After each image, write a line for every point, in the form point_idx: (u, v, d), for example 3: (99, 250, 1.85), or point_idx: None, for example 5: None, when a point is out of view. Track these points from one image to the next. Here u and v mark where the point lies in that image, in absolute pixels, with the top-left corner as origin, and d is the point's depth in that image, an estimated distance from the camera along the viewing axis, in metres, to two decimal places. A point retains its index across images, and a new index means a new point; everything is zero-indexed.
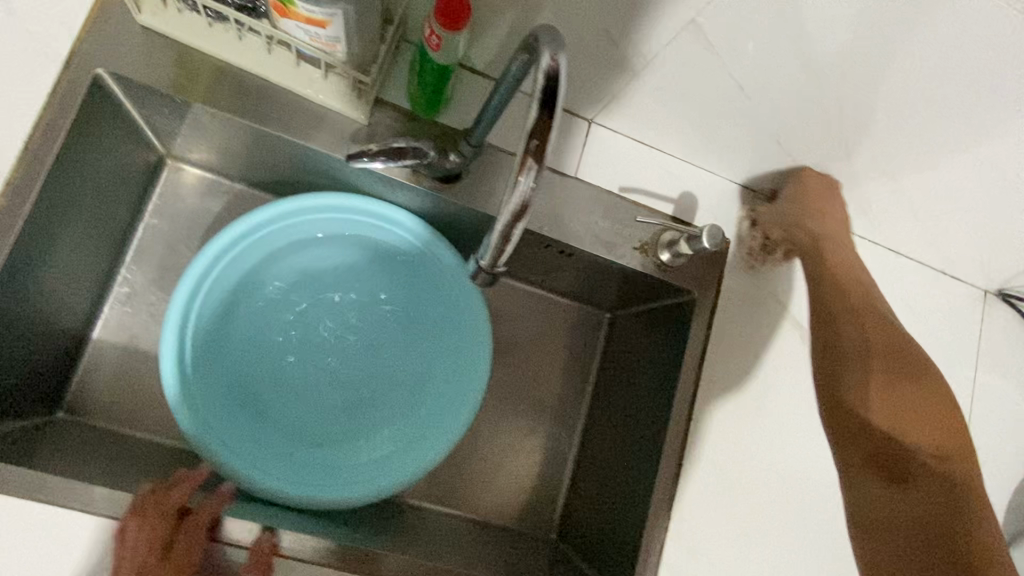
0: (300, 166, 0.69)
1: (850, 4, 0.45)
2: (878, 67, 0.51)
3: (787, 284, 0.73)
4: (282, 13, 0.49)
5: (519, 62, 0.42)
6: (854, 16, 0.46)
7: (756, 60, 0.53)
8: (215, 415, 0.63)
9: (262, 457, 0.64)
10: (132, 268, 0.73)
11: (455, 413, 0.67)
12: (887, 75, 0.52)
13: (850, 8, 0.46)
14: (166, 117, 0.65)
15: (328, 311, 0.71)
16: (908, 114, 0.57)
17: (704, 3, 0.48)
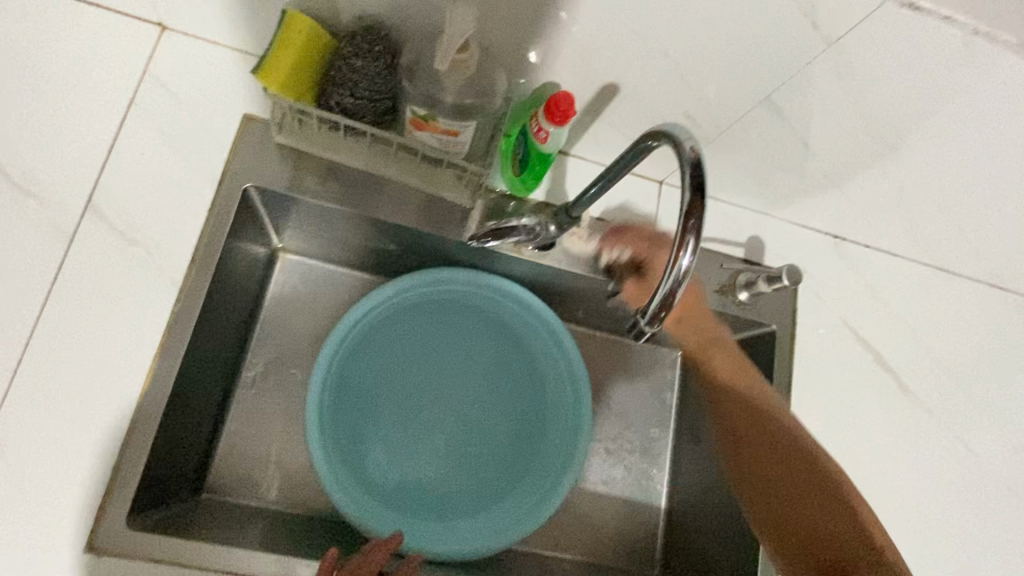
0: (408, 246, 0.78)
1: (895, 70, 0.54)
2: (921, 115, 0.59)
3: (855, 312, 0.79)
4: (419, 126, 0.58)
5: (636, 149, 0.50)
6: (901, 78, 0.55)
7: (815, 120, 0.62)
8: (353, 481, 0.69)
9: (399, 513, 0.70)
10: (254, 354, 0.80)
11: (569, 458, 0.75)
12: (930, 121, 0.60)
13: (896, 72, 0.54)
14: (290, 215, 0.74)
15: (436, 372, 0.78)
16: (949, 151, 0.64)
17: (770, 80, 0.57)
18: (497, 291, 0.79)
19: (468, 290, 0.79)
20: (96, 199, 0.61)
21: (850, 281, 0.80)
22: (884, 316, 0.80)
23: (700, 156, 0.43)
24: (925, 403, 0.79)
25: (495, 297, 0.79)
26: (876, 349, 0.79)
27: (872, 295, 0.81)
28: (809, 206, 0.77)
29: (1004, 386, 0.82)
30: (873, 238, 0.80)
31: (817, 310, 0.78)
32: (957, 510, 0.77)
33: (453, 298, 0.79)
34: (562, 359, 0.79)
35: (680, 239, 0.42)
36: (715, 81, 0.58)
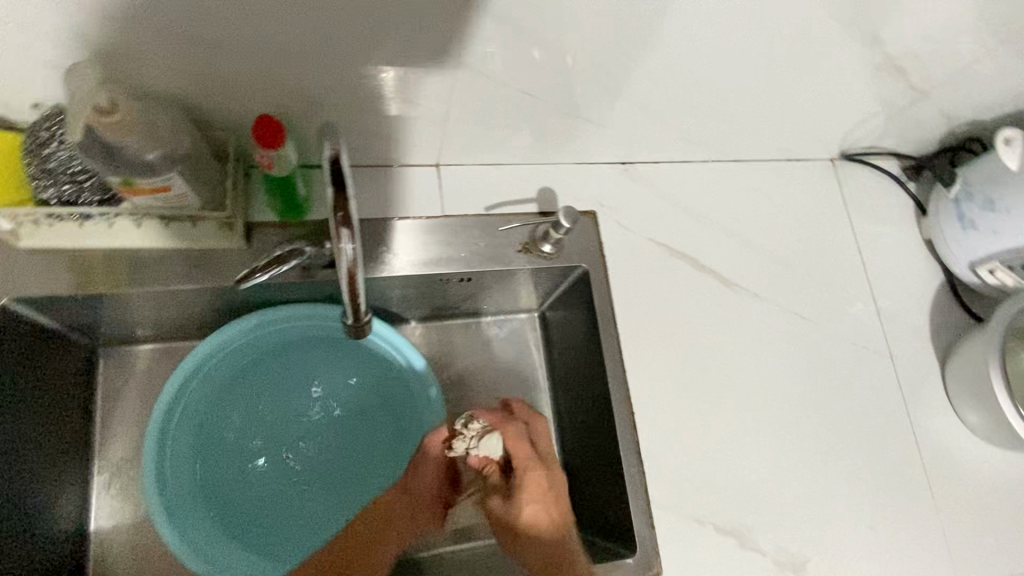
0: (217, 307, 0.76)
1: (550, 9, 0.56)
2: (607, 42, 0.61)
3: (660, 228, 0.82)
4: (130, 192, 0.57)
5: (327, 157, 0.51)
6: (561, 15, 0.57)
7: (519, 70, 0.63)
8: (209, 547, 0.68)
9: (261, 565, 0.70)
10: (102, 455, 0.79)
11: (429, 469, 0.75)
12: (621, 45, 0.62)
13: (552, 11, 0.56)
14: (81, 314, 0.72)
15: (284, 413, 0.79)
16: (662, 67, 0.66)
17: (446, 48, 0.58)
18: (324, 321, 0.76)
19: (299, 326, 0.76)
20: None
21: (648, 200, 0.82)
22: (691, 223, 0.83)
23: (340, 149, 0.45)
24: (748, 290, 0.82)
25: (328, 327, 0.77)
26: (690, 256, 0.81)
27: (673, 207, 0.83)
28: (580, 146, 0.78)
29: (818, 251, 0.86)
30: (658, 153, 0.83)
31: (623, 239, 0.80)
32: (802, 377, 0.80)
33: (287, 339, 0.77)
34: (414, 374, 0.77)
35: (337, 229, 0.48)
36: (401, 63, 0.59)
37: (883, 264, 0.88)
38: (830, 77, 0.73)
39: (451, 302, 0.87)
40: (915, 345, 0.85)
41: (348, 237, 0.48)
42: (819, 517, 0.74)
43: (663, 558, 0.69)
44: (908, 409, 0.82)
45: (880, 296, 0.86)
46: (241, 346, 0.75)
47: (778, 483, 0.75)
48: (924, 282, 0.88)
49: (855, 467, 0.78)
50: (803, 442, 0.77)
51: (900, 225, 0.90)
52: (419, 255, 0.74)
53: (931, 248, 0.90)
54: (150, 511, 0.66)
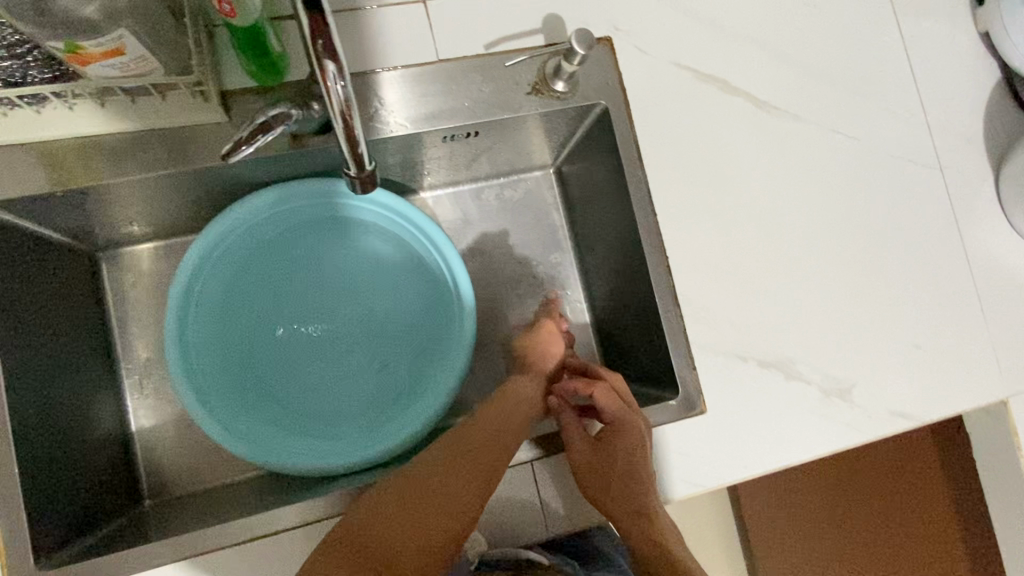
0: (210, 192, 0.70)
1: None
2: None
3: (684, 49, 0.72)
4: (82, 61, 0.50)
5: None
6: None
7: None
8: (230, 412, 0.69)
9: (277, 436, 0.69)
10: (128, 358, 0.77)
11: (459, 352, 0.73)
12: None
13: None
14: (70, 216, 0.67)
15: (312, 292, 0.75)
16: None
17: None
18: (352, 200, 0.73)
19: (326, 205, 0.73)
20: None
21: (668, 18, 0.72)
22: (718, 40, 0.73)
23: None
24: (785, 111, 0.74)
25: (338, 202, 0.73)
26: (719, 79, 0.73)
27: (697, 23, 0.73)
28: None
29: (860, 58, 0.77)
30: None
31: (643, 66, 0.71)
32: (845, 200, 0.74)
33: (299, 220, 0.74)
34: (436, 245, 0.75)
35: (321, 65, 0.42)
36: None
37: (933, 66, 0.79)
38: None
39: (460, 165, 0.81)
40: (968, 154, 0.78)
41: (335, 75, 0.42)
42: (865, 341, 0.72)
43: (707, 396, 0.68)
44: (958, 223, 0.76)
45: (930, 104, 0.78)
46: (267, 220, 0.72)
47: (823, 313, 0.72)
48: (977, 82, 0.79)
49: (903, 288, 0.74)
50: (846, 269, 0.73)
51: (953, 18, 0.80)
52: (419, 111, 0.67)
53: (987, 40, 0.80)
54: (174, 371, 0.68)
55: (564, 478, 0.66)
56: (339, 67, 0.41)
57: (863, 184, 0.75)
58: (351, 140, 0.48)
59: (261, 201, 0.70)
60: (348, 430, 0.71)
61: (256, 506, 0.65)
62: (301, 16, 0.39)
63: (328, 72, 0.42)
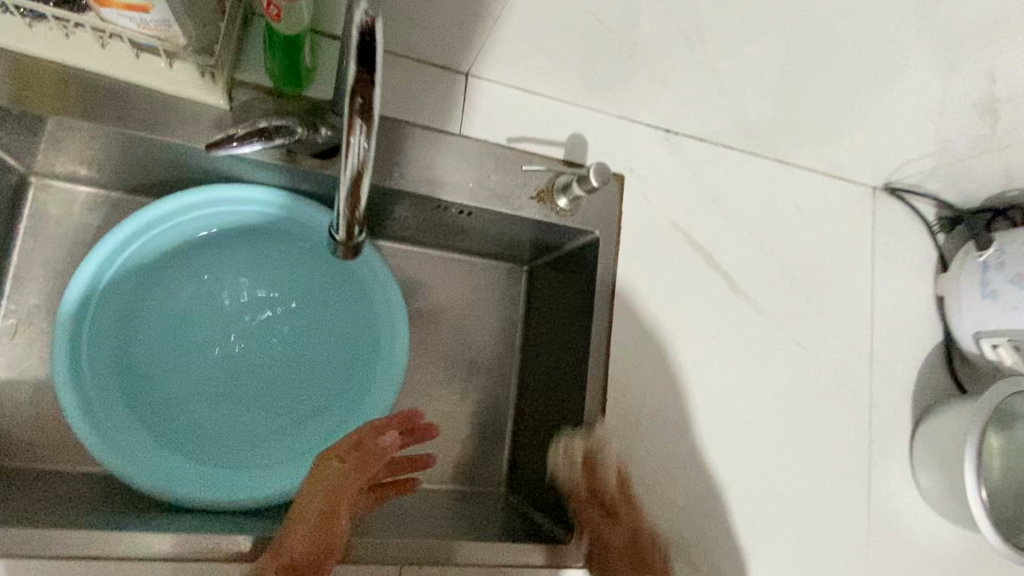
0: (182, 165, 0.67)
1: None
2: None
3: (683, 210, 0.75)
4: (100, 3, 0.47)
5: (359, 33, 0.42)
6: None
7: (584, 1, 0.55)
8: (102, 398, 0.62)
9: (142, 440, 0.62)
10: (15, 297, 0.69)
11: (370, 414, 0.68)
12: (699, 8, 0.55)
13: None
14: (16, 135, 0.62)
15: (244, 301, 0.71)
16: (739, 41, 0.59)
17: None
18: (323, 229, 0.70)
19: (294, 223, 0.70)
20: None
21: (678, 178, 0.75)
22: (717, 214, 0.76)
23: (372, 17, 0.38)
24: (755, 301, 0.77)
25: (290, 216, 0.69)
26: (705, 250, 0.76)
27: (702, 193, 0.76)
28: (628, 100, 0.70)
29: (832, 279, 0.82)
30: (702, 131, 0.75)
31: (643, 213, 0.73)
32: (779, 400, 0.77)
33: (234, 224, 0.69)
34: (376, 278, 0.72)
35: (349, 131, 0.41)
36: None
37: (889, 307, 0.84)
38: (900, 101, 0.68)
39: (440, 233, 0.79)
40: (896, 398, 0.82)
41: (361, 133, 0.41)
42: (754, 544, 0.73)
43: (595, 552, 0.67)
44: (870, 460, 0.80)
45: (879, 341, 0.83)
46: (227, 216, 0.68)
47: (725, 502, 0.73)
48: (921, 337, 0.85)
49: (807, 503, 0.76)
50: (759, 469, 0.75)
51: (917, 273, 0.86)
52: (420, 174, 0.65)
53: (939, 303, 0.87)
54: (58, 335, 0.61)
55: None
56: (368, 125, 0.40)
57: (800, 390, 0.78)
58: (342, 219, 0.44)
59: (226, 192, 0.66)
60: (221, 460, 0.65)
61: (91, 519, 0.58)
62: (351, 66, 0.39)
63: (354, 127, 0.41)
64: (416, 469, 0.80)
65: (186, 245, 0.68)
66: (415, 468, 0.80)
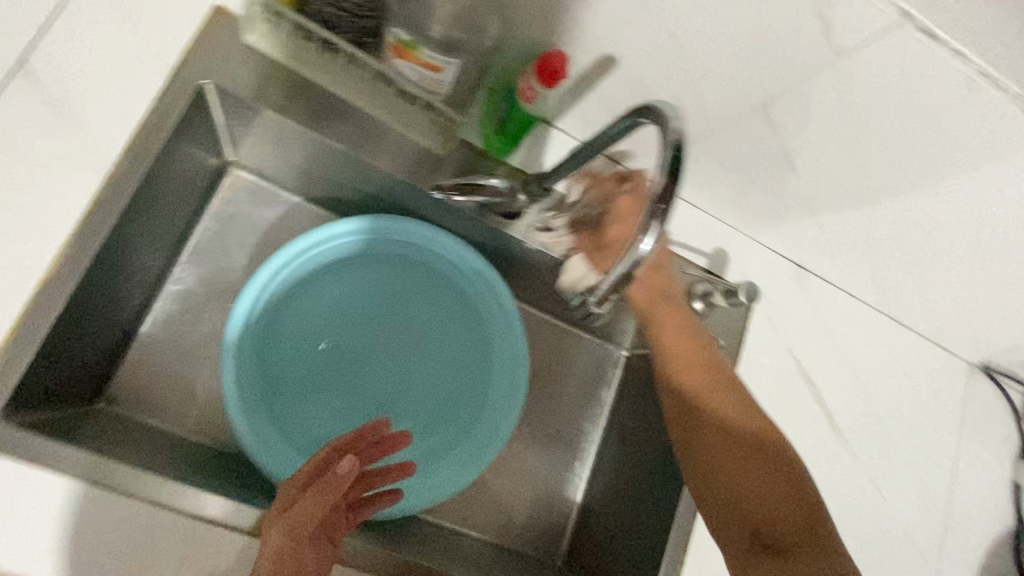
0: (375, 192, 0.74)
1: (864, 106, 0.55)
2: (889, 158, 0.60)
3: (800, 340, 0.79)
4: (399, 57, 0.54)
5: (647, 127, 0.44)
6: (867, 117, 0.56)
7: (786, 140, 0.62)
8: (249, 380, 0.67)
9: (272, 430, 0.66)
10: (185, 267, 0.75)
11: (473, 455, 0.72)
12: (887, 166, 0.61)
13: (865, 109, 0.55)
14: (251, 130, 0.70)
15: (380, 324, 0.76)
16: (905, 200, 0.66)
17: (757, 91, 0.57)
18: (471, 278, 0.77)
19: (447, 266, 0.77)
20: (32, 58, 0.55)
21: (802, 312, 0.80)
22: (830, 351, 0.81)
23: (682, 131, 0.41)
24: (851, 444, 0.79)
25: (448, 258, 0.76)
26: (814, 382, 0.79)
27: (821, 331, 0.81)
28: (778, 231, 0.77)
29: (923, 439, 0.84)
30: (832, 273, 0.81)
31: (765, 334, 0.78)
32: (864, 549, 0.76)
33: (385, 252, 0.77)
34: (503, 322, 0.77)
35: (644, 221, 0.42)
36: (703, 76, 0.57)
37: (969, 481, 0.86)
38: None
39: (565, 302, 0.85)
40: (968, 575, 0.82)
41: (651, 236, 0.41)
42: None
43: None
44: None
45: (960, 510, 0.84)
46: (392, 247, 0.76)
47: None
48: (994, 518, 0.86)
49: None
50: None
51: (999, 453, 0.89)
52: None
53: (1017, 489, 0.88)
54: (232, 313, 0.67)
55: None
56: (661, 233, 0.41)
57: (883, 542, 0.77)
58: (608, 291, 0.44)
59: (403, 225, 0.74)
60: None
61: (229, 493, 0.61)
62: (657, 179, 0.41)
63: (648, 229, 0.41)
64: (489, 523, 0.82)
65: (347, 262, 0.76)
66: (488, 522, 0.82)
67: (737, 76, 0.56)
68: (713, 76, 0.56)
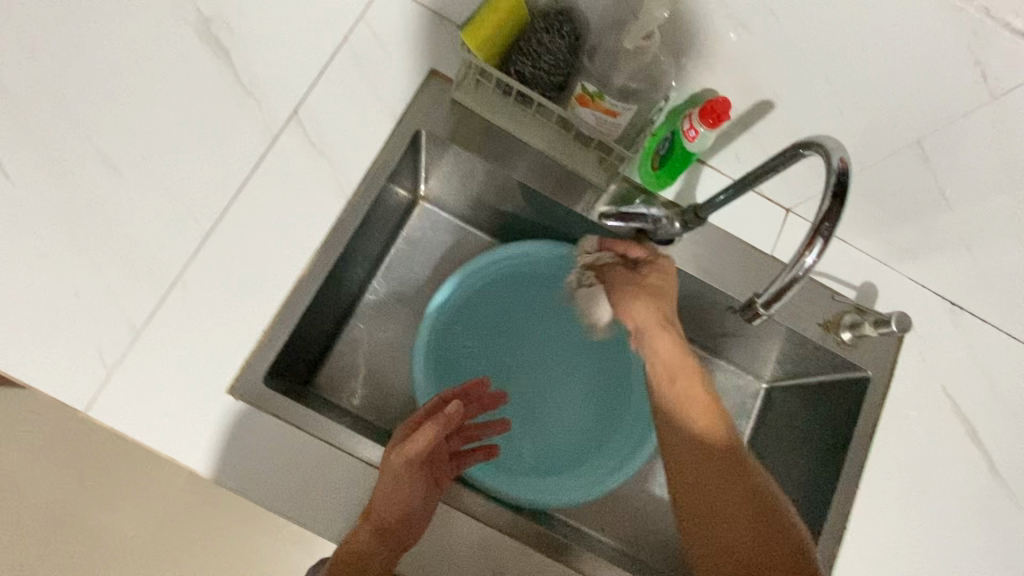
0: (542, 220, 0.85)
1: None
2: None
3: (956, 378, 0.79)
4: (582, 103, 0.64)
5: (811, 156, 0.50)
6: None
7: (941, 175, 0.65)
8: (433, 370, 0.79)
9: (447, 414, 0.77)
10: (380, 281, 0.90)
11: (612, 462, 0.79)
12: None
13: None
14: (445, 168, 0.83)
15: (536, 334, 0.87)
16: None
17: (913, 128, 0.61)
18: None
19: None
20: (302, 110, 0.72)
21: (957, 350, 0.80)
22: (991, 393, 0.79)
23: (846, 158, 0.47)
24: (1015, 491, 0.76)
25: None
26: (972, 423, 0.77)
27: (981, 373, 0.79)
28: (932, 267, 0.78)
29: None
30: (991, 314, 0.80)
31: (917, 369, 0.78)
32: None
33: (545, 272, 0.87)
34: (649, 343, 0.84)
35: (811, 238, 0.47)
36: (859, 116, 0.62)
37: None
38: None
39: (708, 329, 0.90)
40: None
41: (814, 252, 0.47)
42: None
43: None
44: None
45: None
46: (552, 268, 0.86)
47: None
48: None
49: None
50: None
51: None
52: (734, 278, 0.77)
53: None
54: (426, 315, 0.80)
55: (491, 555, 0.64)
56: (824, 248, 0.46)
57: None
58: (777, 295, 0.50)
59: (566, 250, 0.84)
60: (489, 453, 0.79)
61: None
62: (823, 201, 0.47)
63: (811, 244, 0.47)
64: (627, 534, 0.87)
65: (514, 278, 0.87)
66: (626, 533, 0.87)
67: (894, 115, 0.61)
68: (869, 116, 0.62)
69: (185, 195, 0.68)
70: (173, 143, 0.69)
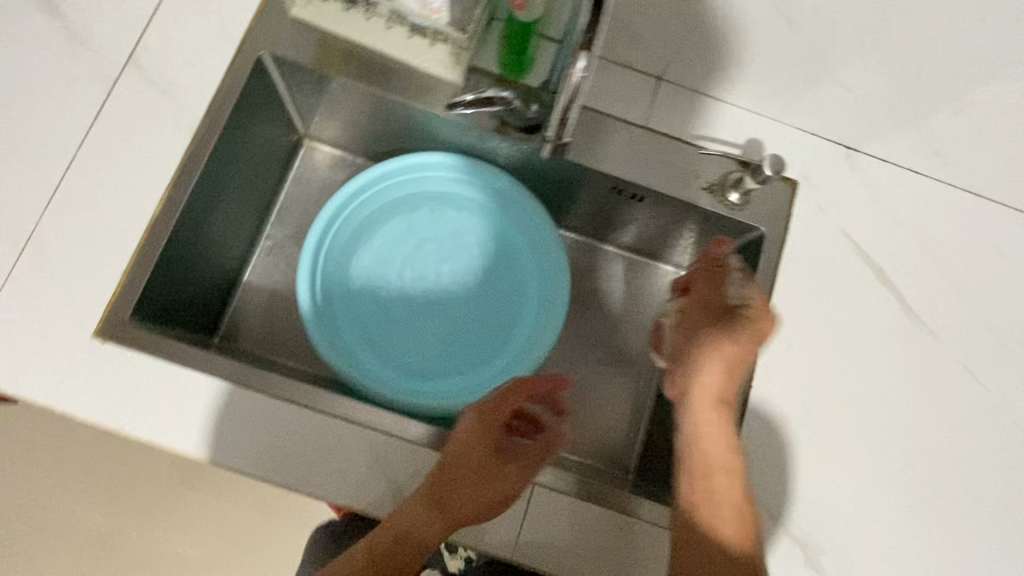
0: (416, 133, 0.83)
1: None
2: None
3: (855, 220, 0.76)
4: None
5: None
6: None
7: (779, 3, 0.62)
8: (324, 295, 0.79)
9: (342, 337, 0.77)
10: (275, 225, 0.89)
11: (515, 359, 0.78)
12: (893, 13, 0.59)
13: None
14: (309, 98, 0.82)
15: (432, 243, 0.85)
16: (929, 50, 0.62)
17: None
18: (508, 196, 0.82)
19: (485, 186, 0.83)
20: (138, 54, 0.71)
21: (855, 193, 0.77)
22: (894, 231, 0.76)
23: None
24: (925, 323, 0.73)
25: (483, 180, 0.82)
26: (875, 264, 0.75)
27: (881, 212, 0.76)
28: (812, 111, 0.75)
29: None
30: (886, 151, 0.77)
31: (812, 218, 0.75)
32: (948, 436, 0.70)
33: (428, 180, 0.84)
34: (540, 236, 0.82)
35: None
36: None
37: None
38: None
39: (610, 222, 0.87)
40: None
41: None
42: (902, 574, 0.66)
43: None
44: None
45: None
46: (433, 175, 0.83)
47: (870, 523, 0.67)
48: None
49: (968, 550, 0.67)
50: (917, 503, 0.68)
51: None
52: (610, 155, 0.75)
53: None
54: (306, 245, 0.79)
55: (536, 512, 0.63)
56: None
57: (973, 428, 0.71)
58: None
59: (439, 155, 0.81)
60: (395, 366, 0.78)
61: None
62: None
63: None
64: None
65: (397, 191, 0.84)
66: None
67: None
68: None
69: (31, 154, 0.68)
70: (11, 106, 0.69)
